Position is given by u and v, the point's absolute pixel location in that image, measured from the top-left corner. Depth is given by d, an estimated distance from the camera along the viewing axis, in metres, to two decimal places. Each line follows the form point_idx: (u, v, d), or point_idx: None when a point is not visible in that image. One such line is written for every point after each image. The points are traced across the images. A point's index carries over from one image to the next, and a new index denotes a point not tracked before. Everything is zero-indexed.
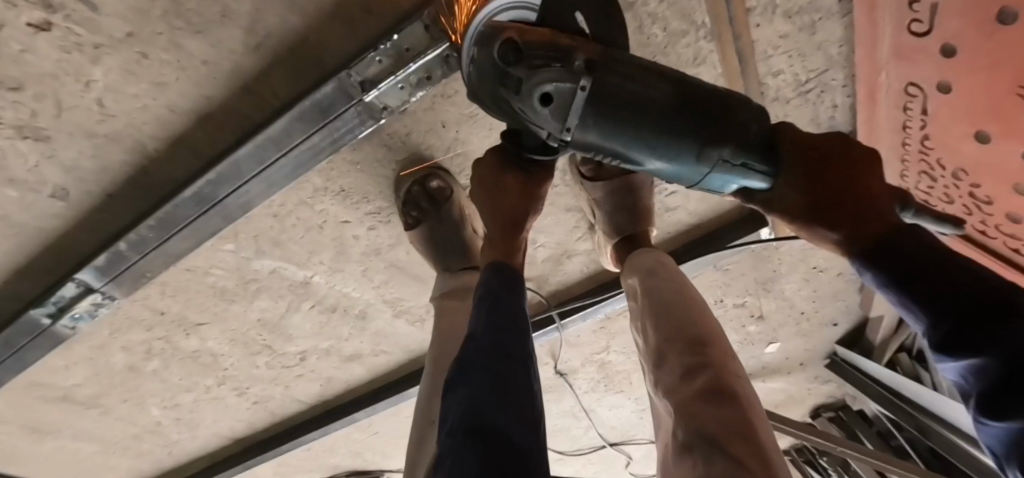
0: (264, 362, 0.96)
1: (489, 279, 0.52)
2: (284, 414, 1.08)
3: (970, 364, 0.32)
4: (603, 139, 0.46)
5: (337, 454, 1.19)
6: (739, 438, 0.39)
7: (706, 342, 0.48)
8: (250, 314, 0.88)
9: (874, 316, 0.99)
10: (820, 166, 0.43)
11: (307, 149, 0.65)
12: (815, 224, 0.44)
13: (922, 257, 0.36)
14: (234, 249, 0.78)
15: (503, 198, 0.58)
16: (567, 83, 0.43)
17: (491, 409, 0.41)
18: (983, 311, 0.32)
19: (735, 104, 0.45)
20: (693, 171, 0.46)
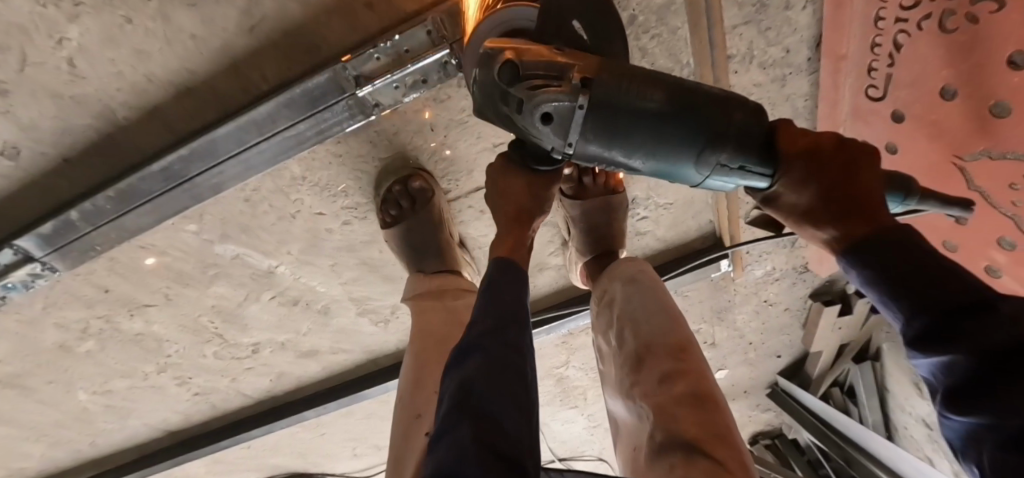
0: (213, 352, 0.92)
1: (492, 272, 0.50)
2: (226, 408, 1.03)
3: (940, 360, 0.32)
4: (604, 150, 0.46)
5: (278, 454, 1.15)
6: (719, 443, 0.42)
7: (685, 348, 0.50)
8: (205, 300, 0.84)
9: (814, 351, 1.06)
10: (819, 164, 0.43)
11: (290, 136, 0.64)
12: (809, 222, 0.44)
13: (905, 256, 0.36)
14: (197, 231, 0.75)
15: (509, 196, 0.56)
16: (566, 102, 0.43)
17: (487, 395, 0.40)
18: (963, 310, 0.32)
19: (729, 109, 0.43)
20: (692, 174, 0.46)
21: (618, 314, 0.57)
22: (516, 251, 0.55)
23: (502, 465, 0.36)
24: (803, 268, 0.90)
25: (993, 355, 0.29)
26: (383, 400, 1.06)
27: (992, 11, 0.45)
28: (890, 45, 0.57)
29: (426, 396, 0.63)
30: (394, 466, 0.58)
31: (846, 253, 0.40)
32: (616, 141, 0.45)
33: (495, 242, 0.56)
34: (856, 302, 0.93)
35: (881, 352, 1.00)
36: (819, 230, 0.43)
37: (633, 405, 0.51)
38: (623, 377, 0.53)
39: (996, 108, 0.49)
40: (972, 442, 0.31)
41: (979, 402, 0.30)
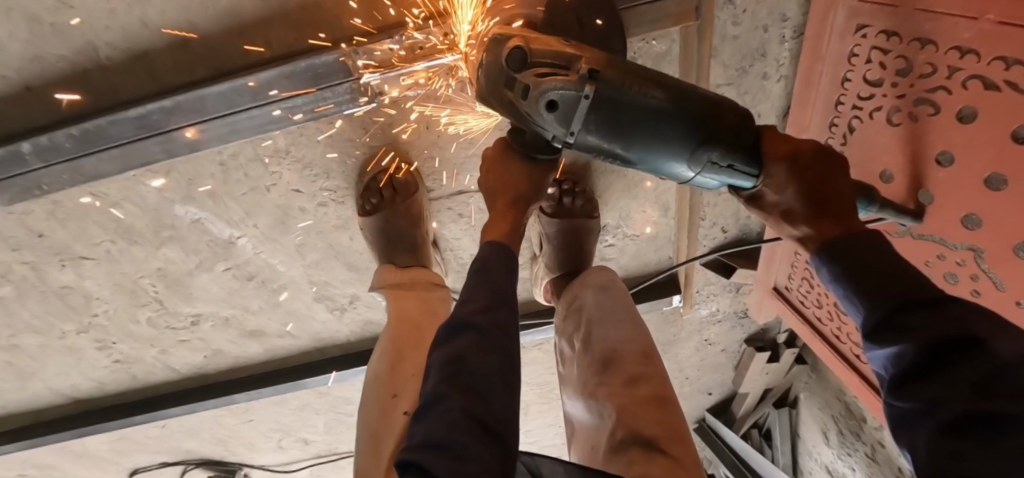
0: (147, 318, 0.86)
1: (488, 253, 0.55)
2: (148, 380, 0.96)
3: (892, 349, 0.36)
4: (606, 142, 0.49)
5: (195, 437, 1.07)
6: (676, 442, 0.55)
7: (647, 355, 0.64)
8: (151, 261, 0.79)
9: (741, 392, 1.14)
10: (799, 168, 0.49)
11: (285, 108, 0.64)
12: (787, 220, 0.50)
13: (872, 260, 0.41)
14: (160, 187, 0.71)
15: (507, 180, 0.60)
16: (573, 91, 0.47)
17: (474, 369, 0.46)
18: (912, 305, 0.36)
19: (723, 109, 0.48)
20: (683, 170, 0.50)
21: (588, 318, 0.70)
22: (509, 234, 0.58)
23: (487, 435, 0.43)
24: (743, 313, 0.99)
25: (935, 345, 0.33)
26: (322, 392, 1.03)
27: (930, 115, 0.53)
28: (845, 127, 0.66)
29: (401, 379, 0.63)
30: (372, 446, 0.58)
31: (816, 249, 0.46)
32: (618, 134, 0.48)
33: (487, 225, 0.59)
34: (783, 351, 1.02)
35: (798, 401, 1.10)
36: (795, 227, 0.50)
37: (593, 404, 0.63)
38: (588, 376, 0.65)
39: (922, 197, 0.57)
40: (907, 426, 0.35)
41: (919, 387, 0.34)
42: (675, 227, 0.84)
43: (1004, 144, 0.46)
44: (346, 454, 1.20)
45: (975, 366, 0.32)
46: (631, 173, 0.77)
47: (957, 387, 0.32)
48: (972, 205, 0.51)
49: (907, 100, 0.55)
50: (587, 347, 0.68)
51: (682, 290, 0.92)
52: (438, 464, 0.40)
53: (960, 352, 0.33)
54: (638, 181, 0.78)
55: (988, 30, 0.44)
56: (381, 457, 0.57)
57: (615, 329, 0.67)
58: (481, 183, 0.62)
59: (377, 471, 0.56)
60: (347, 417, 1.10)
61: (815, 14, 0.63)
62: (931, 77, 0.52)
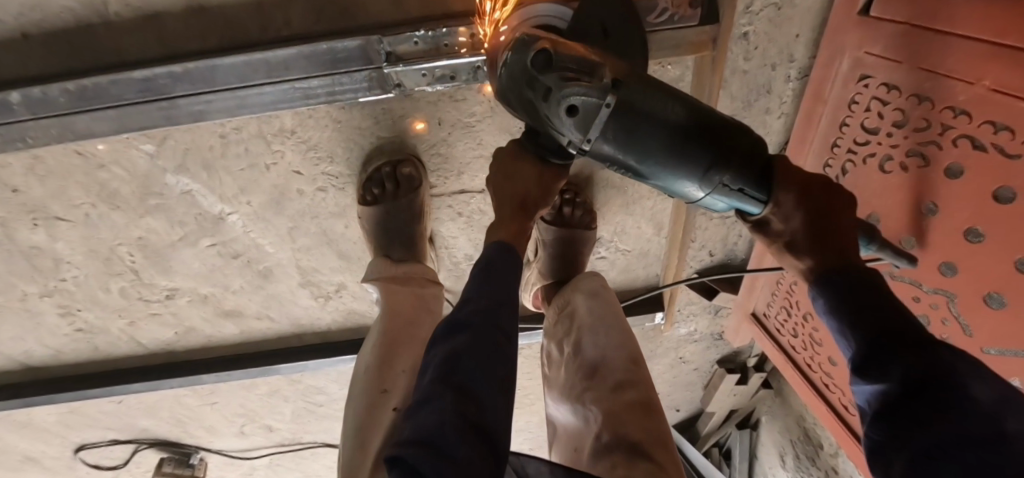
0: (118, 288, 0.82)
1: (491, 253, 0.55)
2: (110, 353, 0.92)
3: (877, 383, 0.39)
4: (622, 152, 0.49)
5: (152, 416, 1.03)
6: (662, 449, 0.55)
7: (634, 361, 0.65)
8: (132, 229, 0.76)
9: (707, 411, 1.19)
10: (807, 199, 0.51)
11: (298, 89, 0.62)
12: (791, 249, 0.52)
13: (870, 297, 0.44)
14: (153, 154, 0.68)
15: (519, 178, 0.59)
16: (595, 99, 0.46)
17: (471, 369, 0.46)
18: (899, 341, 0.39)
19: (738, 132, 0.49)
20: (693, 190, 0.51)
21: (579, 325, 0.71)
22: (517, 237, 0.59)
23: (477, 437, 0.42)
24: (719, 335, 1.03)
25: (916, 378, 0.37)
26: (293, 380, 1.00)
27: (920, 166, 0.57)
28: (839, 169, 0.70)
29: (393, 374, 0.63)
30: (358, 440, 0.57)
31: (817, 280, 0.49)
32: (636, 146, 0.48)
33: (497, 224, 0.60)
34: (752, 375, 1.07)
35: (759, 423, 1.15)
36: (800, 257, 0.52)
37: (580, 408, 0.65)
38: (577, 380, 0.67)
39: (904, 240, 0.62)
40: (883, 454, 0.37)
41: (896, 419, 0.37)
42: (665, 246, 0.87)
43: (986, 201, 0.50)
44: (310, 444, 1.18)
45: (948, 400, 0.35)
46: (631, 190, 0.79)
47: (933, 419, 0.35)
48: (949, 253, 0.56)
49: (901, 150, 0.59)
50: (577, 353, 0.70)
51: (665, 308, 0.96)
52: (425, 462, 0.40)
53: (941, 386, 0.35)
54: (636, 198, 0.81)
55: (983, 95, 0.47)
56: (366, 452, 0.56)
57: (606, 335, 0.68)
58: (489, 181, 0.62)
59: (364, 464, 0.55)
60: (315, 406, 1.08)
61: (822, 59, 0.67)
62: (926, 132, 0.55)
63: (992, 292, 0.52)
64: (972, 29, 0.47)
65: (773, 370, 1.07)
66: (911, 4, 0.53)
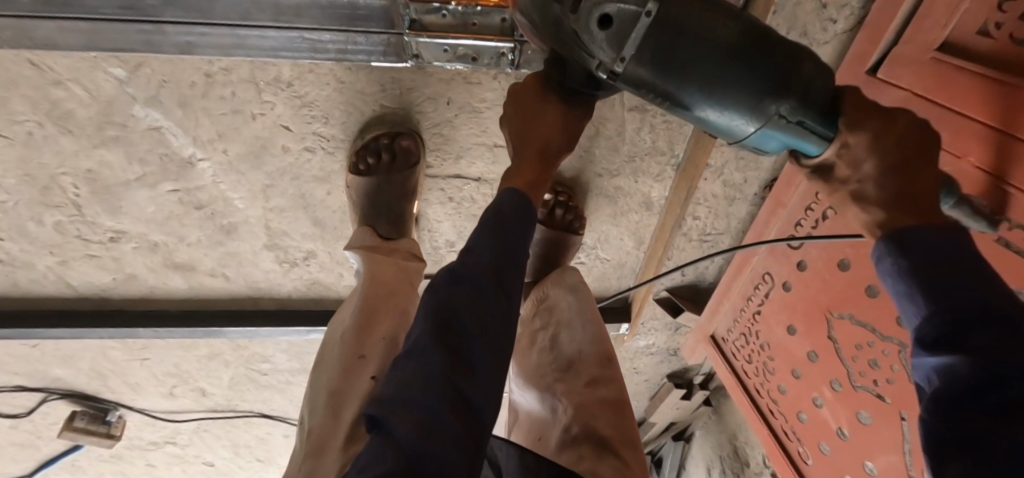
0: (53, 222, 0.73)
1: (505, 202, 0.51)
2: (30, 291, 0.82)
3: (948, 361, 0.31)
4: (660, 78, 0.42)
5: (69, 365, 0.93)
6: (629, 447, 0.59)
7: (609, 358, 0.67)
8: (82, 159, 0.67)
9: (648, 421, 1.25)
10: (888, 142, 0.42)
11: (306, 39, 0.57)
12: (855, 201, 0.44)
13: (953, 261, 0.35)
14: (124, 80, 0.60)
15: (539, 128, 0.55)
16: (632, 6, 0.40)
17: (469, 333, 0.44)
18: (985, 315, 0.31)
19: (799, 57, 0.42)
20: (744, 125, 0.44)
21: (558, 320, 0.72)
22: (533, 186, 0.55)
23: (466, 410, 0.41)
24: (673, 350, 1.09)
25: (1004, 367, 0.28)
26: (239, 345, 0.95)
27: None
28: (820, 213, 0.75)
29: (370, 339, 0.60)
30: (330, 409, 0.55)
31: (888, 235, 0.40)
32: (676, 69, 0.41)
33: (509, 174, 0.55)
34: (697, 392, 1.12)
35: (694, 436, 1.23)
36: (866, 211, 0.44)
37: (549, 399, 0.67)
38: (547, 371, 0.69)
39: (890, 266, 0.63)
40: (944, 451, 0.30)
41: (968, 414, 0.29)
42: (643, 260, 0.92)
43: None
44: (244, 413, 1.11)
45: None
46: (621, 202, 0.82)
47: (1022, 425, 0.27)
48: None
49: None
50: (553, 346, 0.71)
51: (631, 319, 1.00)
52: (403, 428, 0.39)
53: None
54: (624, 211, 0.83)
55: (963, 171, 0.51)
56: (338, 423, 0.54)
57: (584, 326, 0.70)
58: (506, 127, 0.57)
59: (337, 434, 0.53)
60: (257, 375, 1.02)
61: None
62: None
63: None
64: (965, 108, 0.51)
65: (715, 389, 1.14)
66: (915, 72, 0.57)
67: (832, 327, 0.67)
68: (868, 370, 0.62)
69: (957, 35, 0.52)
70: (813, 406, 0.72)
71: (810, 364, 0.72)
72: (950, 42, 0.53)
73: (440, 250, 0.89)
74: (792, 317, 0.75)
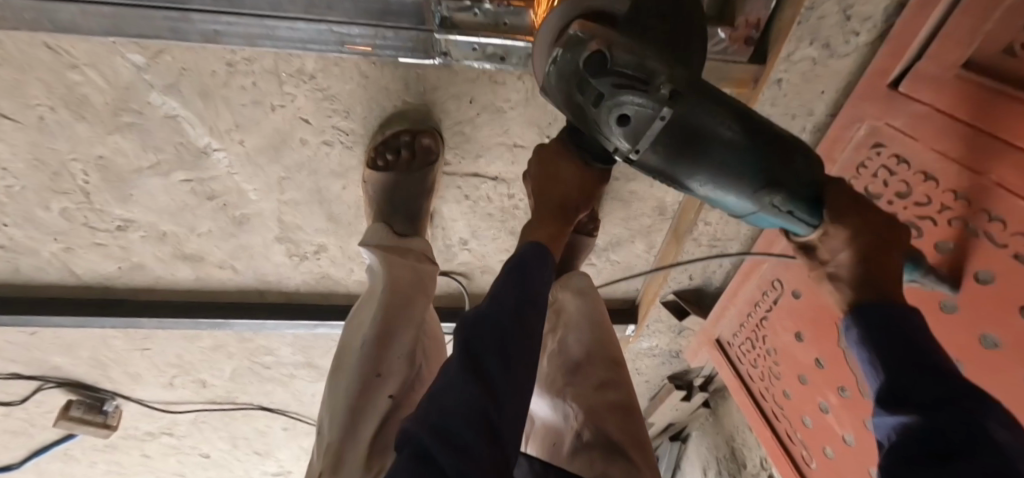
0: (60, 209, 0.71)
1: (525, 251, 0.50)
2: (33, 278, 0.80)
3: (900, 419, 0.34)
4: (672, 165, 0.44)
5: (68, 354, 0.91)
6: (637, 448, 0.57)
7: (616, 362, 0.68)
8: (94, 146, 0.66)
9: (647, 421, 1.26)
10: (862, 236, 0.45)
11: (335, 33, 0.56)
12: (831, 281, 0.47)
13: (899, 330, 0.38)
14: (142, 67, 0.58)
15: (557, 183, 0.54)
16: (649, 110, 0.40)
17: (492, 360, 0.42)
18: (922, 378, 0.35)
19: (799, 154, 0.45)
20: (741, 207, 0.47)
21: (565, 322, 0.73)
22: (554, 240, 0.53)
23: (489, 432, 0.38)
24: (675, 352, 1.10)
25: (941, 422, 0.31)
26: (244, 337, 0.94)
27: (913, 236, 0.62)
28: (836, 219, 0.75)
29: (389, 356, 0.60)
30: (349, 425, 0.54)
31: (852, 309, 0.43)
32: (684, 162, 0.43)
33: (528, 226, 0.54)
34: (697, 394, 1.14)
35: (690, 437, 1.25)
36: (839, 290, 0.46)
37: (560, 403, 0.67)
38: (558, 376, 0.69)
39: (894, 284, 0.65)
40: None
41: (910, 464, 0.31)
42: (652, 263, 0.93)
43: (965, 279, 0.56)
44: (245, 406, 1.10)
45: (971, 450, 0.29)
46: (635, 206, 0.82)
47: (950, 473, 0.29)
48: (920, 301, 0.62)
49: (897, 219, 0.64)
50: (561, 350, 0.72)
51: (637, 321, 1.01)
52: (442, 450, 0.37)
53: (976, 434, 0.30)
54: (638, 214, 0.84)
55: (986, 186, 0.53)
56: (359, 440, 0.53)
57: (588, 333, 0.71)
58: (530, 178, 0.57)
59: (358, 451, 0.53)
60: (260, 368, 1.02)
61: (841, 121, 0.71)
62: (925, 207, 0.60)
63: (988, 333, 0.54)
64: (988, 126, 0.52)
65: (715, 391, 1.16)
66: (937, 89, 0.57)
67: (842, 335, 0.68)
68: None
69: (983, 54, 0.53)
70: (819, 411, 0.74)
71: (816, 370, 0.73)
72: (976, 61, 0.54)
73: (451, 248, 0.89)
74: (800, 323, 0.76)
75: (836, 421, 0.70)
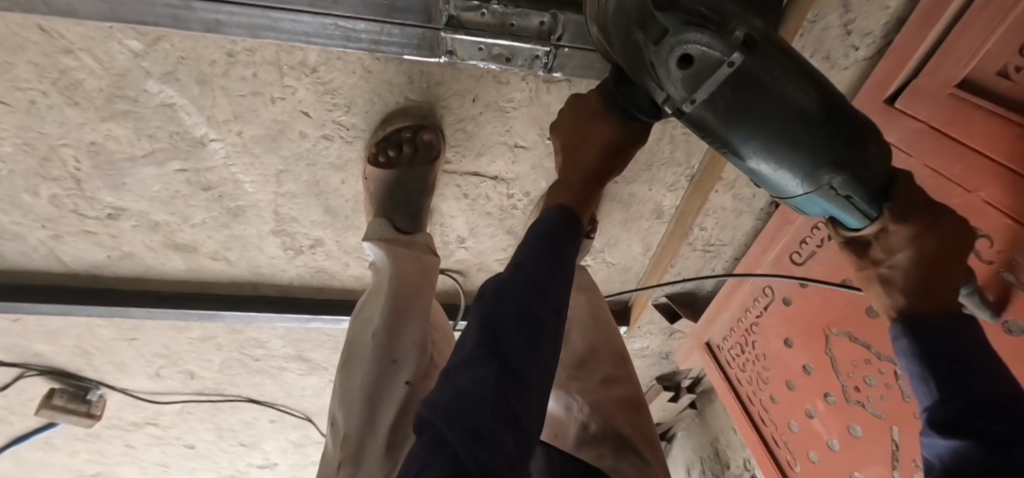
0: (48, 195, 0.70)
1: (553, 219, 0.48)
2: (18, 263, 0.78)
3: (953, 445, 0.32)
4: (727, 125, 0.41)
5: (52, 342, 0.89)
6: (648, 444, 0.59)
7: (622, 358, 0.69)
8: (86, 132, 0.64)
9: None
10: (924, 240, 0.43)
11: (340, 26, 0.55)
12: (882, 285, 0.45)
13: (961, 347, 0.36)
14: (139, 53, 0.57)
15: (589, 142, 0.52)
16: (717, 53, 0.38)
17: (514, 338, 0.39)
18: (984, 407, 0.33)
19: (872, 131, 0.42)
20: (793, 186, 0.43)
21: (571, 317, 0.74)
22: (581, 205, 0.50)
23: (512, 422, 0.36)
24: (666, 354, 1.11)
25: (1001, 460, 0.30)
26: (234, 329, 0.92)
27: None
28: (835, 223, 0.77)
29: (402, 343, 0.60)
30: (367, 412, 0.54)
31: (901, 317, 0.41)
32: (744, 121, 0.40)
33: (556, 189, 0.51)
34: (684, 395, 1.15)
35: (675, 436, 1.27)
36: (888, 295, 0.44)
37: (563, 395, 0.67)
38: (563, 370, 0.69)
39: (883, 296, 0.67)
40: None
41: None
42: (648, 265, 0.94)
43: None
44: (232, 397, 1.09)
45: None
46: (634, 208, 0.83)
47: None
48: None
49: None
50: (564, 344, 0.72)
51: (629, 322, 1.03)
52: (454, 431, 0.36)
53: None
54: (636, 217, 0.84)
55: (976, 205, 0.54)
56: (376, 428, 0.53)
57: (595, 329, 0.72)
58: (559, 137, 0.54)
59: (376, 438, 0.52)
60: (250, 360, 1.01)
61: None
62: None
63: None
64: (981, 145, 0.53)
65: (701, 393, 1.18)
66: (933, 106, 0.58)
67: (830, 343, 0.70)
68: (864, 386, 0.65)
69: (978, 75, 0.54)
70: (806, 417, 0.75)
71: (804, 376, 0.75)
72: (972, 80, 0.54)
73: (448, 246, 0.89)
74: (791, 330, 0.77)
75: (821, 426, 0.72)
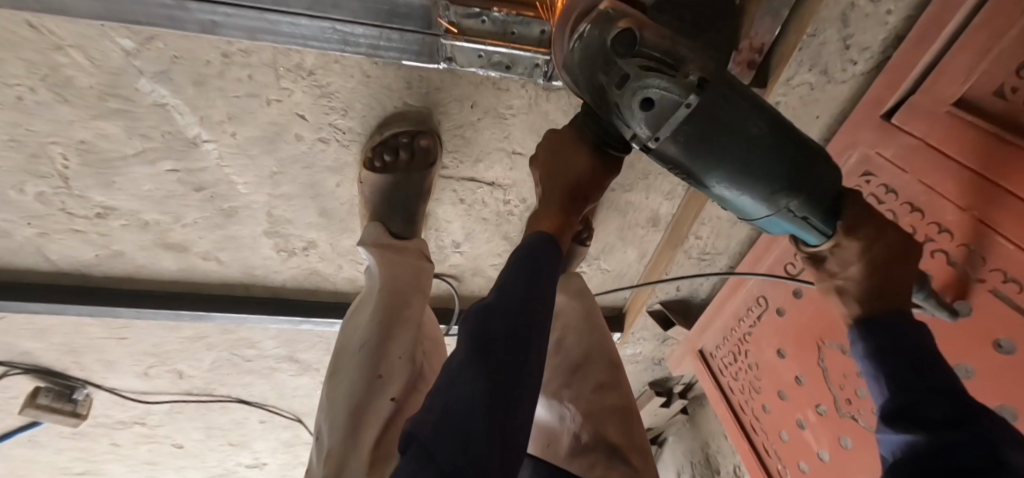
0: (36, 193, 0.68)
1: (535, 241, 0.47)
2: (5, 260, 0.77)
3: (907, 437, 0.36)
4: (692, 158, 0.42)
5: (39, 340, 0.88)
6: (636, 451, 0.60)
7: (615, 364, 0.68)
8: (77, 130, 0.63)
9: None
10: (874, 252, 0.46)
11: (339, 30, 0.54)
12: (840, 295, 0.48)
13: (922, 350, 0.39)
14: (132, 52, 0.56)
15: (566, 168, 0.52)
16: (675, 96, 0.39)
17: (503, 355, 0.39)
18: (936, 398, 0.36)
19: (821, 157, 0.45)
20: (753, 211, 0.46)
21: (564, 323, 0.73)
22: (562, 230, 0.50)
23: (503, 434, 0.36)
24: (658, 359, 1.12)
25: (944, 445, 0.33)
26: (226, 329, 0.92)
27: None
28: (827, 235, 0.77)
29: (389, 359, 0.59)
30: (349, 431, 0.53)
31: (858, 325, 0.45)
32: (706, 153, 0.42)
33: (536, 216, 0.51)
34: (675, 400, 1.16)
35: (665, 441, 1.28)
36: (847, 305, 0.47)
37: (556, 404, 0.67)
38: (556, 377, 0.69)
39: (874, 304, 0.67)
40: None
41: None
42: (642, 272, 0.94)
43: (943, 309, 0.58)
44: (223, 397, 1.08)
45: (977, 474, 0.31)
46: (630, 216, 0.83)
47: None
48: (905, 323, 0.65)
49: None
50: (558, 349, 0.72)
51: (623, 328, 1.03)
52: (442, 446, 0.36)
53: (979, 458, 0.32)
54: (632, 224, 0.84)
55: (970, 223, 0.54)
56: (359, 446, 0.52)
57: (591, 334, 0.71)
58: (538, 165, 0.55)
59: (360, 457, 0.51)
60: (241, 360, 1.00)
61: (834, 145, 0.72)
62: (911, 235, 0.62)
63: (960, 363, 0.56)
64: (976, 163, 0.53)
65: (692, 398, 1.19)
66: (928, 124, 0.59)
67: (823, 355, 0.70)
68: (855, 399, 0.65)
69: (974, 94, 0.54)
70: (795, 426, 0.76)
71: (797, 386, 0.76)
72: (968, 98, 0.55)
73: (443, 250, 0.88)
74: (783, 340, 0.78)
75: (812, 436, 0.73)
